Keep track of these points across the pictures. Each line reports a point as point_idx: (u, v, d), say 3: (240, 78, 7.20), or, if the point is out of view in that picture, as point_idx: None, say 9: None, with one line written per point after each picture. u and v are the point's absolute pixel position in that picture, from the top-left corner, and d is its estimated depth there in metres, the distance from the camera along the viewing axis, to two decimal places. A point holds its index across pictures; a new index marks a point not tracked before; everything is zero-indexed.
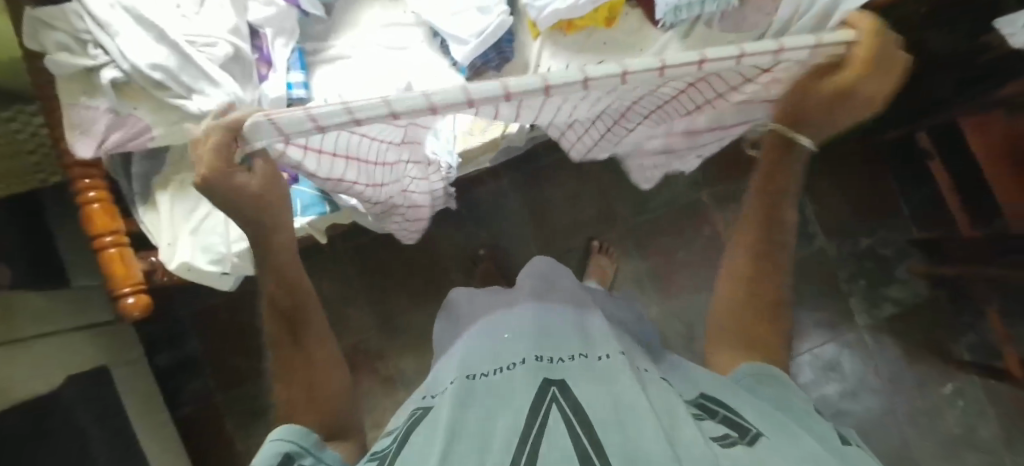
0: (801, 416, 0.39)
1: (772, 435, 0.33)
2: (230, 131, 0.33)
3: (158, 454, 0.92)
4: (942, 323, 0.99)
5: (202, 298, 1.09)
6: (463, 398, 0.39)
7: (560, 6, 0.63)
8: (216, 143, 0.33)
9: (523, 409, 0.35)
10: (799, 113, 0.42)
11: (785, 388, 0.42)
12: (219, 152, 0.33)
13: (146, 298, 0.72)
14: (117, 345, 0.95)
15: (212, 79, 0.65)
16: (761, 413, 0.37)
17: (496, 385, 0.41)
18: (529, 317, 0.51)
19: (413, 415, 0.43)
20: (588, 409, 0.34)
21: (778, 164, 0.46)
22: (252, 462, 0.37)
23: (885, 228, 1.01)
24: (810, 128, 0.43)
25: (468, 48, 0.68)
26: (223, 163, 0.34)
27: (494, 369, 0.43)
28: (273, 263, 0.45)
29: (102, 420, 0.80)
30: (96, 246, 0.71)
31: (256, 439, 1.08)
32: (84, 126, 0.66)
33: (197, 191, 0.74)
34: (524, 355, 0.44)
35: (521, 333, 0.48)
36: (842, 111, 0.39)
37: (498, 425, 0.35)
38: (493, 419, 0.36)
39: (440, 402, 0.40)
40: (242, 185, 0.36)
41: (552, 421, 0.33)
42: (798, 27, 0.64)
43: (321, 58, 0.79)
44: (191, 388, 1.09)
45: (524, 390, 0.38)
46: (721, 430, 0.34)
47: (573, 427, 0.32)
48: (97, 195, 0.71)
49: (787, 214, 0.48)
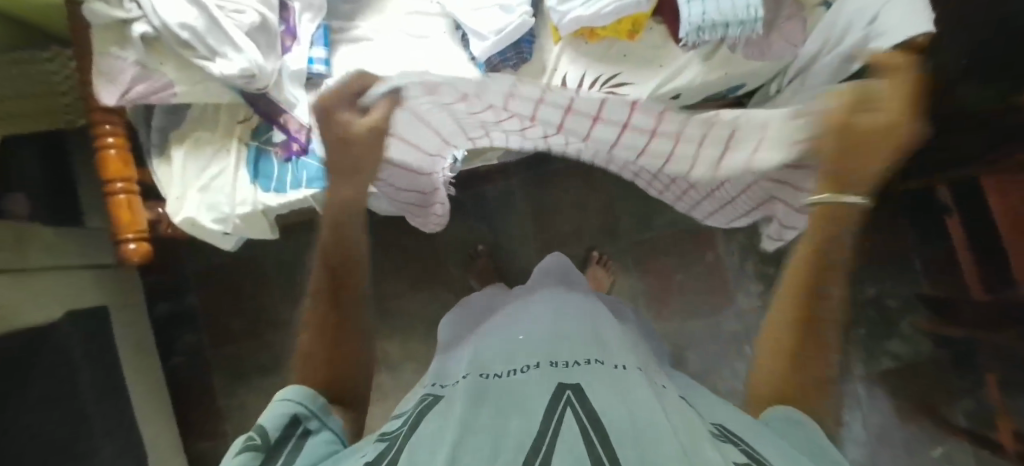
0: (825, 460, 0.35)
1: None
2: (360, 74, 0.52)
3: (142, 400, 0.95)
4: (940, 384, 0.96)
5: (206, 255, 1.12)
6: (475, 396, 0.38)
7: (581, 13, 0.64)
8: (345, 83, 0.50)
9: (537, 411, 0.34)
10: (850, 167, 0.43)
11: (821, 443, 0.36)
12: (343, 92, 0.50)
13: (147, 246, 0.76)
14: (119, 290, 0.98)
15: (236, 44, 0.66)
16: (787, 448, 0.34)
17: (509, 384, 0.40)
18: (546, 319, 0.51)
19: (423, 402, 0.43)
20: (604, 417, 0.32)
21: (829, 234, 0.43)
22: (263, 418, 0.38)
23: (893, 278, 0.98)
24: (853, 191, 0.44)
25: (486, 44, 0.69)
26: (339, 97, 0.50)
27: (508, 370, 0.42)
28: (332, 222, 0.49)
29: (94, 358, 0.82)
30: (107, 190, 0.73)
31: (238, 399, 1.10)
32: (112, 76, 0.68)
33: (211, 150, 0.75)
34: (538, 358, 0.43)
35: (537, 338, 0.47)
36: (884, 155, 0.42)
37: (509, 424, 0.33)
38: (505, 417, 0.35)
39: (454, 396, 0.40)
40: (346, 122, 0.50)
41: (566, 424, 0.32)
42: (822, 63, 0.65)
43: (346, 37, 0.81)
44: (185, 340, 1.12)
45: (538, 392, 0.37)
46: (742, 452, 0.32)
47: (585, 431, 0.31)
48: (115, 141, 0.73)
49: (834, 285, 0.42)
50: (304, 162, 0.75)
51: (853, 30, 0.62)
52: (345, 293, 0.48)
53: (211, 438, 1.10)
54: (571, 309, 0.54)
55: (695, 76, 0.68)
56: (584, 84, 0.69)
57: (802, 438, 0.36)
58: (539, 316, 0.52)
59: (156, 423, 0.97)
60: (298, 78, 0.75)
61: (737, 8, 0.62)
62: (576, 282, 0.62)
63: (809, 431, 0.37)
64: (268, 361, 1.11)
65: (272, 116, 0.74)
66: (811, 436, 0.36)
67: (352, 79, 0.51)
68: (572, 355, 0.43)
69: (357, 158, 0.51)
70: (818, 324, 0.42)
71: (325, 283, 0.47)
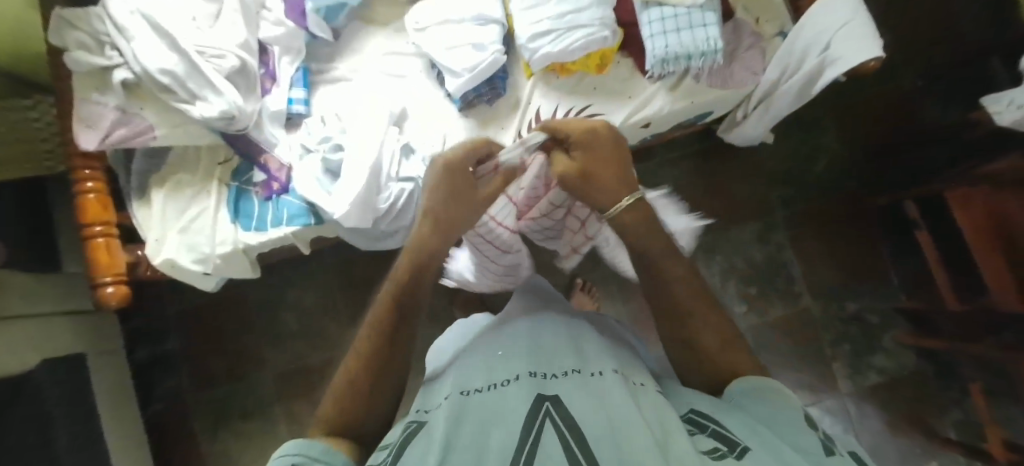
0: (784, 430, 0.36)
1: (761, 448, 0.32)
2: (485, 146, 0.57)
3: (121, 451, 0.91)
4: (926, 398, 0.96)
5: (187, 296, 1.10)
6: (457, 416, 0.37)
7: (550, 50, 0.66)
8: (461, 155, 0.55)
9: (517, 427, 0.34)
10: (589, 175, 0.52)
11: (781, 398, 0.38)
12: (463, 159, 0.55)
13: (125, 289, 0.75)
14: (97, 334, 0.95)
15: (215, 87, 0.68)
16: (751, 425, 0.36)
17: (489, 399, 0.39)
18: (524, 335, 0.51)
19: (408, 428, 0.41)
20: (583, 428, 0.33)
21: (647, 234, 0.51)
22: None
23: (872, 294, 1.00)
24: (617, 193, 0.52)
25: (460, 80, 0.71)
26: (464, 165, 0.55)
27: (488, 384, 0.42)
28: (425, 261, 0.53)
29: (70, 405, 0.80)
30: (85, 234, 0.73)
31: (220, 446, 1.07)
32: (92, 121, 0.68)
33: (192, 191, 0.76)
34: (517, 371, 0.43)
35: (515, 351, 0.47)
36: (597, 165, 0.52)
37: (491, 444, 0.33)
38: (487, 435, 0.34)
39: (436, 417, 0.39)
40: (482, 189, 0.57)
41: (546, 440, 0.32)
42: (786, 88, 0.69)
43: (325, 78, 0.83)
44: (164, 386, 1.09)
45: (518, 405, 0.36)
46: (711, 444, 0.33)
47: (566, 446, 0.31)
48: (95, 186, 0.73)
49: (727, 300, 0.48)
50: (285, 199, 0.76)
51: (812, 54, 0.65)
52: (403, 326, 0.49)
53: None
54: (551, 323, 0.54)
55: (664, 104, 0.70)
56: (558, 116, 0.72)
57: (762, 411, 0.38)
58: (518, 331, 0.52)
59: None
60: (278, 117, 0.77)
61: (698, 40, 0.64)
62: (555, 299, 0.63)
63: (767, 403, 0.38)
64: (252, 404, 1.08)
65: (253, 157, 0.76)
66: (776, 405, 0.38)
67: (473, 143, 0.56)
68: (552, 366, 0.43)
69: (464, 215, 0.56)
70: (690, 304, 0.49)
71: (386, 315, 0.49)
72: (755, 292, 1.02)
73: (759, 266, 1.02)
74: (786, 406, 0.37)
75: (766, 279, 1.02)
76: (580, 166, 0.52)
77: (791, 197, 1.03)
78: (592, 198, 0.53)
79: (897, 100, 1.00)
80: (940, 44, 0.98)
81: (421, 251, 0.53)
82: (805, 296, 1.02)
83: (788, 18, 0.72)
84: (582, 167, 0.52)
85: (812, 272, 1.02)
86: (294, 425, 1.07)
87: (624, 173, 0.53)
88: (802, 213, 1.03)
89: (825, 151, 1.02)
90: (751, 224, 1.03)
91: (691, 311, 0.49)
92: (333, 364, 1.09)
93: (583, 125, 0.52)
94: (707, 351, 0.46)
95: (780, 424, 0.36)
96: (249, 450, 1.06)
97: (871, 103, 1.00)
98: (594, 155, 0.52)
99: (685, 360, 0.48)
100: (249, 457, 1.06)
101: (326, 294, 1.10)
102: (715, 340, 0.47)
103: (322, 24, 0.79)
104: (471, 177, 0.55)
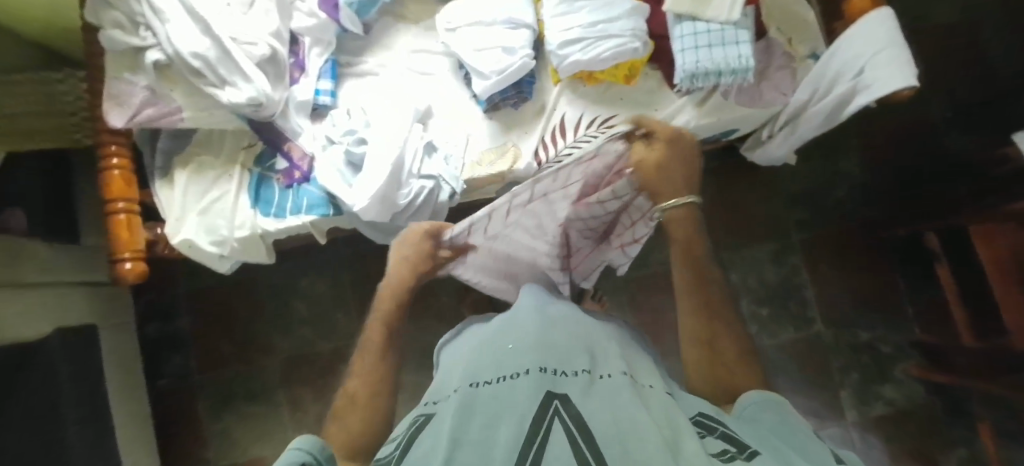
0: (793, 438, 0.36)
1: (770, 453, 0.32)
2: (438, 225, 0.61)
3: (125, 424, 0.92)
4: (935, 433, 0.95)
5: (200, 276, 1.12)
6: (464, 412, 0.37)
7: (580, 57, 0.66)
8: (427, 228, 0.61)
9: (524, 420, 0.34)
10: (662, 172, 0.53)
11: (786, 413, 0.39)
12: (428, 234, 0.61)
13: (143, 266, 0.76)
14: (111, 307, 0.97)
15: (245, 74, 0.68)
16: (762, 434, 0.35)
17: (498, 393, 0.39)
18: (533, 328, 0.50)
19: (415, 422, 0.41)
20: (591, 425, 0.32)
21: (690, 234, 0.52)
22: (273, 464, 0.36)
23: (886, 324, 0.99)
24: (682, 191, 0.52)
25: (488, 82, 0.71)
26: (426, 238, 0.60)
27: (497, 378, 0.42)
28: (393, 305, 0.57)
29: (80, 376, 0.81)
30: (108, 210, 0.73)
31: (222, 427, 1.08)
32: (121, 98, 0.69)
33: (215, 174, 0.77)
34: (527, 365, 0.42)
35: (526, 345, 0.46)
36: (671, 163, 0.53)
37: (498, 435, 0.33)
38: (493, 428, 0.34)
39: (444, 410, 0.39)
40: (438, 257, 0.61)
41: (553, 435, 0.32)
42: (813, 112, 0.69)
43: (352, 71, 0.83)
44: (171, 363, 1.10)
45: (526, 400, 0.36)
46: (720, 445, 0.33)
47: (573, 440, 0.31)
48: (120, 162, 0.74)
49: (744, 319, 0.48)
50: (306, 188, 0.77)
51: (843, 80, 0.65)
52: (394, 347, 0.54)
53: None
54: (561, 318, 0.53)
55: (690, 119, 0.70)
56: (582, 125, 0.72)
57: (773, 421, 0.37)
58: (526, 323, 0.52)
59: (137, 449, 0.94)
60: (304, 107, 0.78)
61: (729, 57, 0.64)
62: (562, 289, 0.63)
63: (779, 414, 0.38)
64: (256, 387, 1.09)
65: (277, 144, 0.76)
66: (782, 415, 0.38)
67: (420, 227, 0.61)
68: (561, 363, 0.42)
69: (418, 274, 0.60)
70: (712, 311, 0.48)
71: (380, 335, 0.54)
72: (766, 313, 1.02)
73: (771, 287, 1.02)
74: (796, 421, 0.38)
75: (777, 301, 1.02)
76: (656, 157, 0.53)
77: (807, 219, 1.02)
78: (654, 190, 0.53)
79: (924, 130, 0.98)
80: (973, 76, 0.97)
81: (398, 296, 0.59)
82: (817, 321, 1.01)
83: (821, 40, 0.72)
84: (659, 159, 0.53)
85: (824, 297, 1.02)
86: (296, 412, 1.07)
87: (687, 175, 0.54)
88: (818, 237, 1.02)
89: (845, 177, 1.01)
90: (765, 244, 1.03)
91: (719, 318, 0.48)
92: (339, 355, 1.09)
93: (669, 126, 0.55)
94: (722, 357, 0.45)
95: (790, 433, 0.36)
96: (250, 432, 1.07)
97: (897, 132, 1.00)
98: (672, 150, 0.53)
99: (695, 363, 0.46)
100: (250, 440, 1.07)
101: (337, 286, 1.11)
102: (732, 350, 0.45)
103: (353, 18, 0.80)
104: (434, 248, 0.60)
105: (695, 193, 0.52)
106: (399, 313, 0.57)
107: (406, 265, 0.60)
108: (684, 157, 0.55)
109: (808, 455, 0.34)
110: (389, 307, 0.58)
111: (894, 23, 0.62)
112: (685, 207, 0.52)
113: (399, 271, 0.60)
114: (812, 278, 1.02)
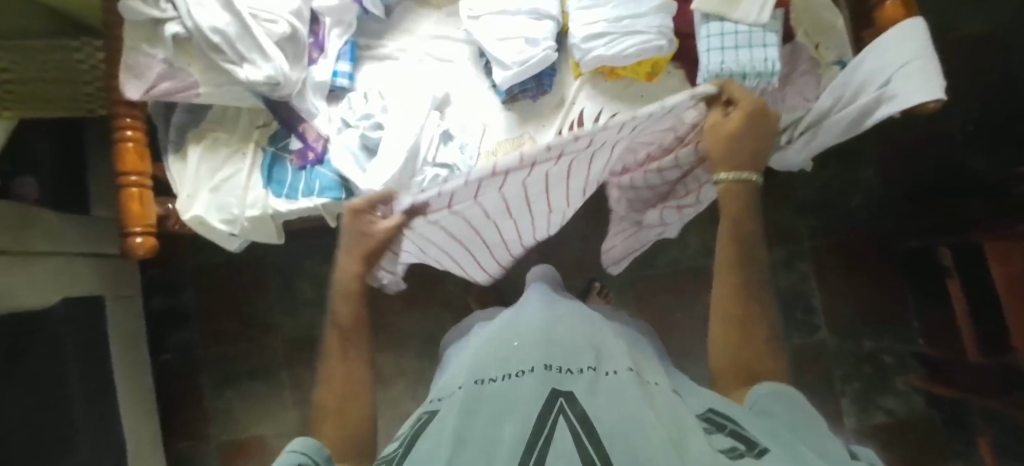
0: (804, 434, 0.36)
1: (780, 451, 0.32)
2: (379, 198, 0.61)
3: (128, 396, 0.93)
4: (932, 445, 0.96)
5: (207, 252, 1.12)
6: (468, 411, 0.36)
7: (603, 52, 0.65)
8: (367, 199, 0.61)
9: (529, 417, 0.34)
10: (732, 148, 0.53)
11: (795, 406, 0.39)
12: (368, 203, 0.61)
13: (154, 241, 0.76)
14: (117, 279, 0.97)
15: (265, 52, 0.68)
16: (772, 430, 0.36)
17: (503, 389, 0.39)
18: (538, 326, 0.50)
19: (420, 419, 0.40)
20: (597, 422, 0.32)
21: (739, 214, 0.53)
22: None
23: (891, 335, 0.99)
24: (744, 169, 0.54)
25: (509, 73, 0.70)
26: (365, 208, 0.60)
27: (503, 374, 0.41)
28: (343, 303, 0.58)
29: (86, 347, 0.82)
30: (120, 182, 0.73)
31: (224, 402, 1.09)
32: (138, 71, 0.68)
33: (228, 152, 0.76)
34: (532, 363, 0.42)
35: (531, 342, 0.46)
36: (746, 140, 0.53)
37: (504, 435, 0.33)
38: (498, 427, 0.34)
39: (448, 406, 0.39)
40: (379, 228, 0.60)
41: (558, 430, 0.32)
42: (835, 120, 0.68)
43: (371, 54, 0.82)
44: (176, 337, 1.11)
45: (530, 398, 0.36)
46: (728, 442, 0.33)
47: (580, 439, 0.31)
48: (133, 135, 0.74)
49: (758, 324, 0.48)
50: (319, 170, 0.76)
51: (866, 91, 0.64)
52: (356, 344, 0.55)
53: (193, 439, 1.09)
54: (565, 315, 0.54)
55: None
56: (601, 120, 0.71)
57: (784, 418, 0.38)
58: (532, 321, 0.52)
59: (139, 421, 0.95)
60: (321, 88, 0.77)
61: (755, 60, 0.63)
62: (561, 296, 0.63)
63: (789, 408, 0.39)
64: (259, 365, 1.10)
65: (293, 124, 0.76)
66: (792, 407, 0.39)
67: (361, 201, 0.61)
68: (565, 360, 0.42)
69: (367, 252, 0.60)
70: (740, 300, 0.49)
71: (336, 337, 0.56)
72: None
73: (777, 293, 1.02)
74: (807, 417, 0.38)
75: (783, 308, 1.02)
76: (734, 128, 0.52)
77: (818, 227, 1.03)
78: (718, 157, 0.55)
79: (946, 143, 0.97)
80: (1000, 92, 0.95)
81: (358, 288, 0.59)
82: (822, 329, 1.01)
83: (849, 47, 0.72)
84: (739, 129, 0.52)
85: (830, 306, 1.02)
86: (299, 391, 1.09)
87: (755, 155, 0.54)
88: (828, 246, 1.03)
89: (863, 188, 1.02)
90: (774, 250, 1.04)
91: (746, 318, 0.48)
92: None
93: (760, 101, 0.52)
94: (747, 343, 0.47)
95: (800, 427, 0.37)
96: (253, 410, 1.09)
97: (916, 143, 0.99)
98: (753, 125, 0.52)
99: (720, 349, 0.48)
100: (252, 417, 1.08)
101: None
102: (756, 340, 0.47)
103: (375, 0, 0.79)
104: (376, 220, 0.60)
105: (757, 175, 0.54)
106: (357, 319, 0.57)
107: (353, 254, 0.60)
108: (760, 135, 0.53)
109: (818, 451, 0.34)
110: (347, 311, 0.57)
111: (927, 36, 0.61)
112: (742, 183, 0.54)
113: (350, 261, 0.60)
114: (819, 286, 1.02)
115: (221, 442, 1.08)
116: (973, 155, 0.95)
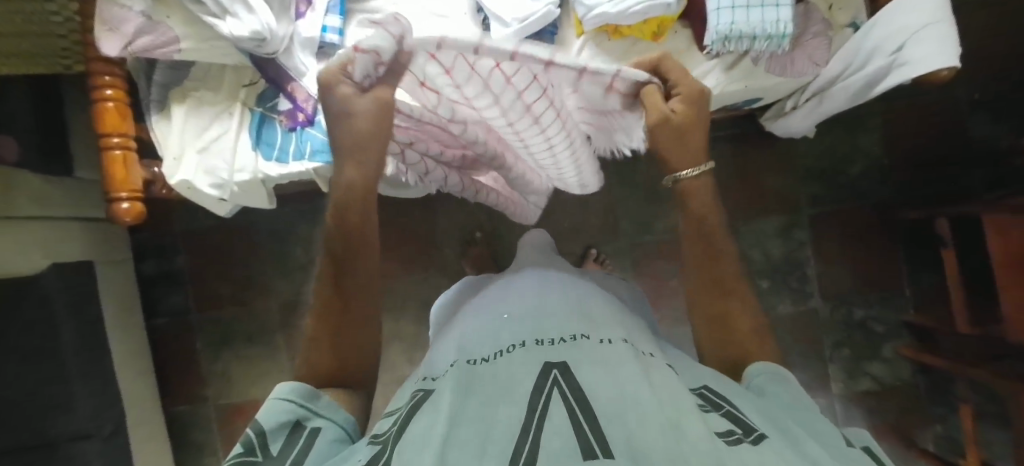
0: (798, 417, 0.36)
1: (776, 434, 0.32)
2: (334, 71, 0.43)
3: (123, 359, 0.93)
4: (914, 408, 0.99)
5: (196, 216, 1.09)
6: (462, 385, 0.37)
7: (608, 10, 0.61)
8: (331, 70, 0.43)
9: (523, 398, 0.33)
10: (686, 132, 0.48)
11: (789, 391, 0.40)
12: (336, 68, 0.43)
13: (141, 206, 0.74)
14: (108, 244, 0.95)
15: (248, 4, 0.64)
16: (769, 412, 0.35)
17: (497, 369, 0.38)
18: (531, 300, 0.49)
19: (414, 397, 0.40)
20: (590, 399, 0.32)
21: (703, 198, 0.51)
22: (257, 421, 0.37)
23: (882, 304, 1.01)
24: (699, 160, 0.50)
25: (508, 31, 0.67)
26: (337, 71, 0.43)
27: (494, 354, 0.41)
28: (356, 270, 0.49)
29: (79, 314, 0.81)
30: (102, 145, 0.71)
31: (221, 366, 1.10)
32: (114, 24, 0.64)
33: (214, 111, 0.73)
34: (524, 339, 0.42)
35: (522, 318, 0.45)
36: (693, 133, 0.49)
37: (497, 413, 0.32)
38: (492, 405, 0.34)
39: (442, 384, 0.38)
40: (347, 97, 0.44)
41: (553, 407, 0.32)
42: (844, 86, 0.67)
43: (361, 8, 0.78)
44: (169, 302, 1.10)
45: (523, 376, 0.36)
46: (725, 425, 0.33)
47: (574, 416, 0.31)
48: (114, 94, 0.70)
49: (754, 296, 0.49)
50: (309, 132, 0.74)
51: (877, 57, 0.62)
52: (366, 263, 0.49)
53: (190, 402, 1.10)
54: (557, 286, 0.53)
55: (717, 84, 0.68)
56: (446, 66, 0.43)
57: (779, 401, 0.38)
58: (524, 294, 0.51)
59: (136, 385, 0.96)
60: (310, 46, 0.73)
61: (766, 21, 0.60)
62: (558, 259, 0.65)
63: (785, 392, 0.39)
64: (254, 330, 1.10)
65: (281, 84, 0.73)
66: (788, 395, 0.39)
67: (331, 67, 0.43)
68: (555, 333, 0.42)
69: (360, 135, 0.45)
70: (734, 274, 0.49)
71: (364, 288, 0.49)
72: (766, 286, 1.03)
73: (774, 261, 1.03)
74: (800, 401, 0.38)
75: (778, 276, 1.03)
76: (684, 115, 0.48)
77: (818, 196, 1.02)
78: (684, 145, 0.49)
79: (948, 108, 0.98)
80: (1004, 63, 0.95)
81: (361, 201, 0.48)
82: (815, 296, 1.03)
83: (864, 9, 0.67)
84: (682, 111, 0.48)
85: (825, 274, 1.02)
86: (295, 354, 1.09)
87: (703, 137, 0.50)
88: (829, 215, 1.02)
89: (865, 156, 1.00)
90: (773, 217, 1.03)
91: (732, 288, 0.50)
92: None
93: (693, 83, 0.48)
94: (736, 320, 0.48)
95: (794, 410, 0.37)
96: (250, 374, 1.09)
97: (918, 112, 0.99)
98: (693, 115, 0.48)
99: (696, 318, 0.50)
100: (250, 381, 1.09)
101: None
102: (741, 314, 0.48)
103: None
104: (351, 88, 0.44)
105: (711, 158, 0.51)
106: (362, 229, 0.49)
107: (361, 161, 0.47)
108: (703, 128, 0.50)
109: (814, 435, 0.34)
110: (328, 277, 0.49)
111: None
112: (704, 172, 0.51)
113: (355, 168, 0.47)
114: (816, 253, 1.02)
115: (219, 405, 1.10)
116: (976, 123, 0.97)
